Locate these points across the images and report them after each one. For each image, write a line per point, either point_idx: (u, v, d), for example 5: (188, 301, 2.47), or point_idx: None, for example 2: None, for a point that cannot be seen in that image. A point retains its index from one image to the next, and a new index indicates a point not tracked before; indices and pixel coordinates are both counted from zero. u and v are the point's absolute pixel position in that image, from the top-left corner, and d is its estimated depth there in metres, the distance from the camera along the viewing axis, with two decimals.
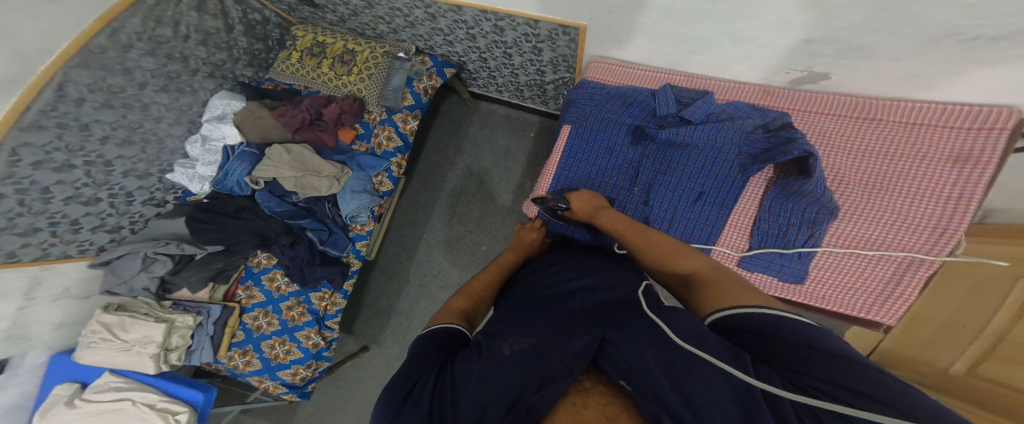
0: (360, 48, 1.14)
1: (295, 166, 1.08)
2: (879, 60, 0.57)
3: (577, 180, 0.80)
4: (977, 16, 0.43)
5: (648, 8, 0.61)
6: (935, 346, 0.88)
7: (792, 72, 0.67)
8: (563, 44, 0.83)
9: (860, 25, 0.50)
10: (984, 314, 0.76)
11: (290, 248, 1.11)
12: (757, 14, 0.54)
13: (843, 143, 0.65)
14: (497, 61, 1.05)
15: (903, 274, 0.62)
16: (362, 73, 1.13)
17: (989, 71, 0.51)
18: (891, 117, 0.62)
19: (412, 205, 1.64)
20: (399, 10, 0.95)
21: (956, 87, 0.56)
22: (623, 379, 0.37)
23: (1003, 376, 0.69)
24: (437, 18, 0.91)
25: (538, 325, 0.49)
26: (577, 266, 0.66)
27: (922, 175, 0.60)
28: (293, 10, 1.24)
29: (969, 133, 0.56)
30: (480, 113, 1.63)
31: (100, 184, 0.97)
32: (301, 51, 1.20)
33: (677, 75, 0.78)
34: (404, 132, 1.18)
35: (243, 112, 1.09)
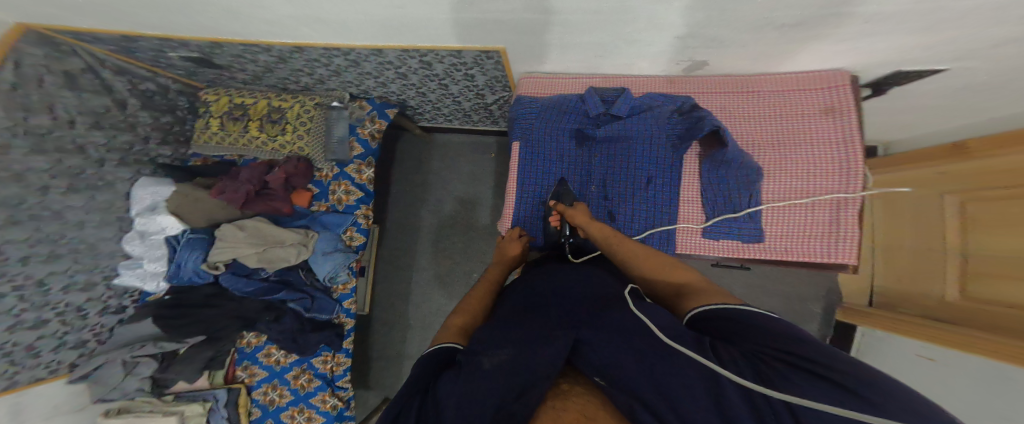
0: (289, 102, 1.08)
1: (254, 241, 1.05)
2: (733, 47, 0.62)
3: (543, 191, 0.81)
4: (775, 9, 0.50)
5: (551, 25, 0.64)
6: (920, 277, 0.91)
7: (680, 63, 0.70)
8: (491, 66, 0.86)
9: (709, 22, 0.54)
10: (955, 235, 0.81)
11: (276, 323, 1.06)
12: (634, 20, 0.57)
13: (743, 114, 0.70)
14: (435, 93, 1.08)
15: (839, 214, 0.64)
16: (298, 130, 1.08)
17: (832, 46, 0.58)
18: (766, 87, 0.70)
19: (395, 248, 1.61)
20: (318, 61, 0.92)
21: (818, 54, 0.61)
22: (599, 376, 0.38)
23: (989, 293, 0.73)
24: (358, 62, 0.91)
25: (514, 334, 0.46)
26: (551, 271, 0.66)
27: (809, 130, 0.67)
28: (192, 74, 1.07)
29: (822, 90, 0.66)
30: (437, 145, 1.64)
31: (41, 306, 0.89)
32: (219, 117, 1.09)
33: (596, 77, 0.82)
34: (362, 182, 1.17)
35: (176, 198, 1.02)
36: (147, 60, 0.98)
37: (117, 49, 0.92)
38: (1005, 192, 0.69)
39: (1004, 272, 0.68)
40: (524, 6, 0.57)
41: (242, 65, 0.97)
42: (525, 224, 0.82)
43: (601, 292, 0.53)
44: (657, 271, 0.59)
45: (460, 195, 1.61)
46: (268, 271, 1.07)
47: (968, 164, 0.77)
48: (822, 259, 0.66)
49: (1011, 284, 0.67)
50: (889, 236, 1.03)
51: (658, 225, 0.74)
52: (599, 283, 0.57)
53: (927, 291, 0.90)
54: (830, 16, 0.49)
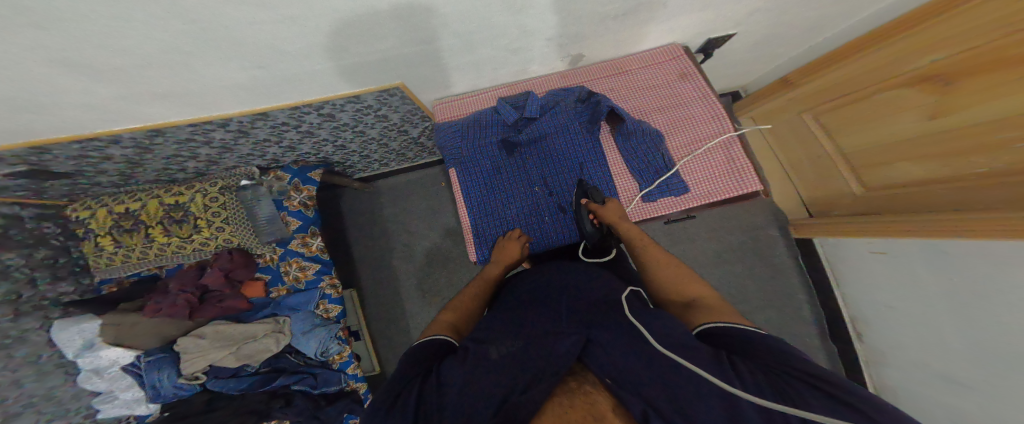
0: (186, 195, 0.97)
1: (221, 345, 1.01)
2: (596, 31, 0.66)
3: (490, 208, 0.77)
4: None
5: (435, 53, 0.64)
6: (826, 180, 1.06)
7: (565, 58, 0.75)
8: (399, 101, 0.83)
9: (563, 15, 0.57)
10: (857, 136, 0.92)
11: (290, 407, 1.03)
12: (504, 32, 0.60)
13: (624, 90, 0.75)
14: (356, 143, 1.07)
15: (730, 152, 0.69)
16: (213, 221, 0.97)
17: (675, 7, 0.63)
18: (632, 66, 0.77)
19: (381, 304, 1.55)
20: (190, 140, 0.82)
21: (673, 16, 0.66)
22: (608, 377, 0.39)
23: (886, 177, 0.89)
24: (249, 131, 0.84)
25: (522, 329, 0.49)
26: (541, 275, 0.64)
27: (679, 90, 0.73)
28: (41, 190, 0.85)
29: (672, 61, 0.76)
30: (383, 191, 1.62)
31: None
32: (108, 234, 0.95)
33: (501, 88, 0.82)
34: (314, 253, 1.13)
35: (109, 330, 0.94)
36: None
37: None
38: (847, 99, 0.91)
39: (890, 157, 0.86)
40: (400, 41, 0.57)
41: (100, 166, 0.85)
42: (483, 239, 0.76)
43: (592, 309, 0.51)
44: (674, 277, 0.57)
45: (423, 232, 1.59)
46: (257, 365, 1.05)
47: (801, 91, 1.01)
48: (733, 192, 0.68)
49: (903, 164, 0.84)
50: (784, 153, 1.18)
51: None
52: (584, 288, 0.57)
53: (836, 191, 1.04)
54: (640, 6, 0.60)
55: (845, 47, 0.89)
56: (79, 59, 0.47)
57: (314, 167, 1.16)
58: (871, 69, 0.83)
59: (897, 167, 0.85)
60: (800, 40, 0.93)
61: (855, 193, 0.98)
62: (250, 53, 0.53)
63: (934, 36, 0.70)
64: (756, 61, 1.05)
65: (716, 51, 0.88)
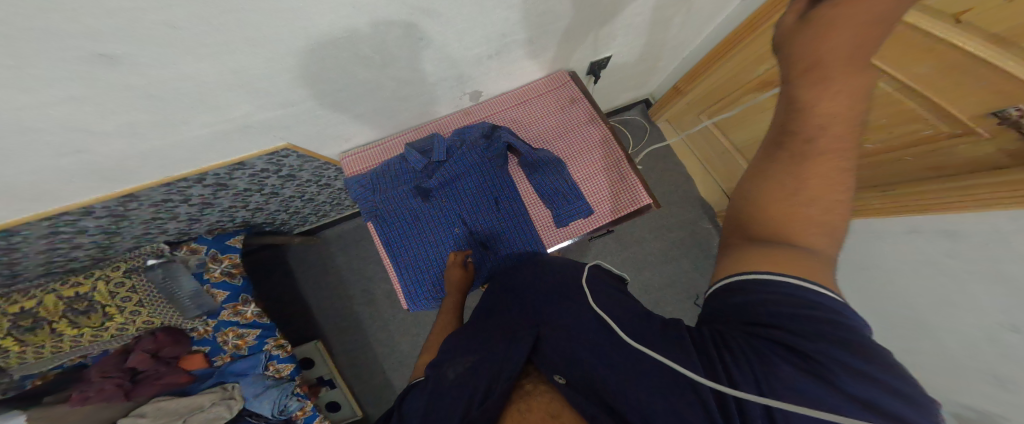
0: (88, 283, 0.92)
1: (168, 420, 0.95)
2: (477, 69, 0.67)
3: (413, 255, 0.79)
4: (459, 37, 0.55)
5: (316, 111, 0.63)
6: (737, 169, 1.17)
7: (463, 97, 0.75)
8: (296, 159, 0.82)
9: (431, 60, 0.59)
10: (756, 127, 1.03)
11: None
12: (380, 85, 0.61)
13: (523, 121, 0.77)
14: (276, 201, 1.06)
15: (620, 170, 0.74)
16: (125, 307, 0.93)
17: (548, 35, 0.65)
18: (531, 95, 0.80)
19: (345, 346, 1.53)
20: (57, 232, 0.78)
21: (553, 42, 0.68)
22: (564, 376, 0.38)
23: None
24: (124, 214, 0.82)
25: (477, 344, 0.49)
26: (487, 301, 0.64)
27: (572, 116, 0.77)
28: None
29: (562, 87, 0.79)
30: (332, 234, 1.59)
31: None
32: (6, 335, 0.84)
33: (407, 133, 0.82)
34: (249, 320, 1.09)
35: (37, 422, 0.82)
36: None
37: None
38: (726, 102, 1.05)
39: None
40: (264, 105, 0.56)
41: None
42: (409, 284, 0.79)
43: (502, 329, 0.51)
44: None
45: (379, 271, 1.57)
46: None
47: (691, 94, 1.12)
48: (631, 207, 0.72)
49: None
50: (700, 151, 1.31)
51: (523, 239, 0.77)
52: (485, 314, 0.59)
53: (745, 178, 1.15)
54: (510, 44, 0.63)
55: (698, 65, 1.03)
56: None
57: (231, 234, 1.14)
58: (730, 78, 0.98)
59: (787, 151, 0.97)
60: (687, 45, 0.99)
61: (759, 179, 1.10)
62: (63, 142, 0.50)
63: (759, 49, 0.83)
64: (661, 67, 1.10)
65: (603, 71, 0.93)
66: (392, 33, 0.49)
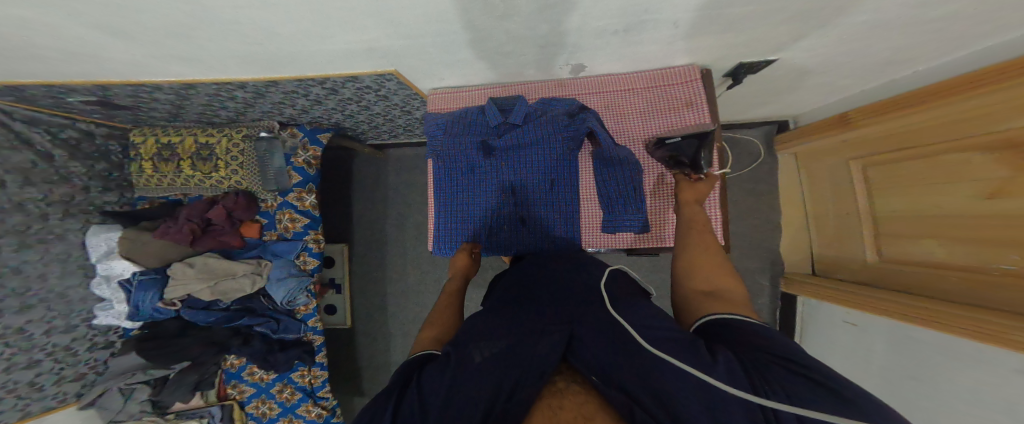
0: (215, 137, 1.14)
1: (204, 277, 1.17)
2: (590, 50, 0.63)
3: (460, 205, 0.81)
4: (595, 18, 0.51)
5: (422, 47, 0.65)
6: (848, 241, 1.04)
7: (564, 67, 0.71)
8: (396, 85, 0.87)
9: (550, 31, 0.56)
10: (884, 202, 0.90)
11: (245, 346, 1.21)
12: (488, 38, 0.60)
13: (621, 112, 0.72)
14: (361, 113, 1.15)
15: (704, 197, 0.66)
16: (230, 165, 1.15)
17: (690, 34, 0.55)
18: (640, 84, 0.71)
19: (366, 265, 1.68)
20: (217, 95, 0.93)
21: (694, 41, 0.57)
22: (593, 374, 0.40)
23: (907, 255, 0.85)
24: (263, 93, 0.94)
25: (505, 326, 0.49)
26: (523, 277, 0.63)
27: (682, 122, 0.69)
28: (113, 117, 1.09)
29: (685, 84, 0.68)
30: (391, 160, 1.67)
31: (30, 348, 1.04)
32: (152, 159, 1.16)
33: (494, 88, 0.83)
34: (305, 208, 1.29)
35: (123, 243, 1.12)
36: (50, 105, 0.96)
37: (19, 100, 0.91)
38: (869, 159, 0.91)
39: (920, 232, 0.80)
40: (382, 32, 0.59)
41: (151, 105, 0.98)
42: (440, 226, 0.83)
43: (517, 296, 0.57)
44: (709, 257, 0.54)
45: (418, 211, 1.64)
46: (228, 301, 1.22)
47: (846, 135, 0.95)
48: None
49: (905, 241, 0.85)
50: (813, 204, 1.17)
51: (563, 228, 0.76)
52: (515, 289, 0.60)
53: (855, 255, 1.01)
54: (648, 21, 0.51)
55: (901, 96, 0.79)
56: (113, 24, 0.55)
57: (324, 130, 1.29)
58: (928, 126, 0.75)
59: (901, 240, 0.86)
60: (821, 87, 0.87)
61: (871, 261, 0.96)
62: (245, 32, 0.58)
63: (970, 110, 0.65)
64: (770, 102, 1.01)
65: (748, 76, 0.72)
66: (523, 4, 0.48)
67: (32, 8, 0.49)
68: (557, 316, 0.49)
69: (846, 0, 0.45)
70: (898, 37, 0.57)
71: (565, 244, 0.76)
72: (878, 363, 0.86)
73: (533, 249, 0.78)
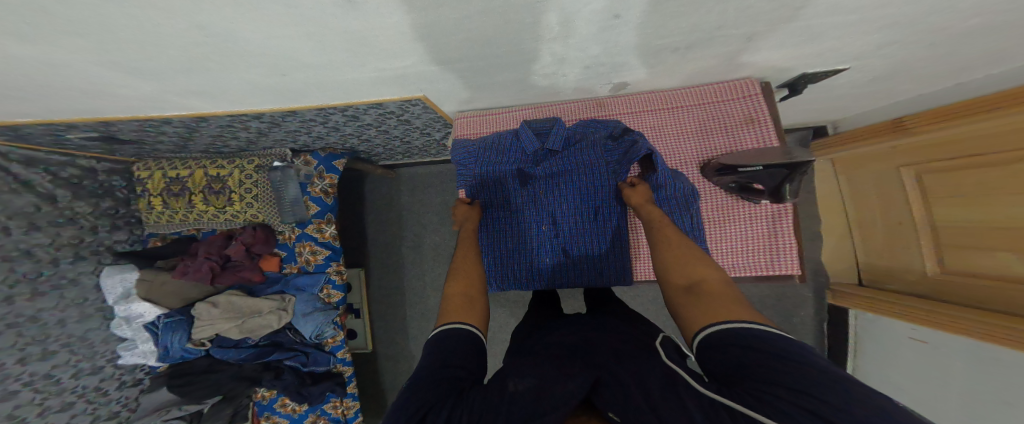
0: (227, 169, 1.14)
1: (230, 315, 1.14)
2: (640, 69, 0.59)
3: (496, 237, 0.77)
4: (661, 36, 0.47)
5: (458, 71, 0.62)
6: (901, 250, 0.97)
7: (604, 87, 0.68)
8: (420, 111, 0.84)
9: (606, 51, 0.52)
10: (941, 210, 0.85)
11: (277, 379, 1.19)
12: (534, 58, 0.56)
13: (671, 132, 0.70)
14: (379, 137, 1.12)
15: (777, 226, 0.64)
16: (246, 196, 1.15)
17: (759, 46, 0.51)
18: (687, 101, 0.69)
19: (384, 289, 1.63)
20: (228, 126, 0.90)
21: (762, 53, 0.53)
22: (613, 412, 0.37)
23: (973, 266, 0.80)
24: (279, 123, 0.91)
25: (542, 365, 0.46)
26: (577, 324, 0.58)
27: (740, 142, 0.67)
28: (114, 151, 1.06)
29: (740, 101, 0.65)
30: (404, 179, 1.63)
31: (60, 391, 1.01)
32: (160, 195, 1.15)
33: (527, 109, 0.80)
34: (326, 239, 1.25)
35: (142, 285, 1.10)
36: (47, 143, 0.92)
37: (19, 139, 0.88)
38: (932, 168, 0.85)
39: (988, 243, 0.74)
40: (413, 60, 0.57)
41: (154, 137, 0.95)
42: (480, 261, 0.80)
43: (579, 341, 0.52)
44: (680, 249, 0.52)
45: (436, 231, 1.60)
46: (255, 338, 1.17)
47: (903, 140, 0.88)
48: (767, 271, 0.65)
49: (967, 252, 0.80)
50: (857, 210, 1.11)
51: (612, 258, 0.73)
52: (581, 328, 0.56)
53: (910, 265, 0.96)
54: (716, 38, 0.47)
55: (969, 100, 0.74)
56: (132, 64, 0.52)
57: (339, 156, 1.26)
58: (998, 133, 0.70)
59: (963, 250, 0.81)
60: (864, 93, 0.81)
61: (931, 273, 0.90)
62: (272, 66, 0.56)
63: None
64: (812, 109, 0.95)
65: (809, 86, 0.68)
66: (584, 24, 0.44)
67: (39, 50, 0.46)
68: (609, 358, 0.45)
69: (962, 6, 0.39)
70: (979, 44, 0.52)
71: (616, 277, 0.73)
72: (959, 383, 0.80)
73: (577, 281, 0.75)
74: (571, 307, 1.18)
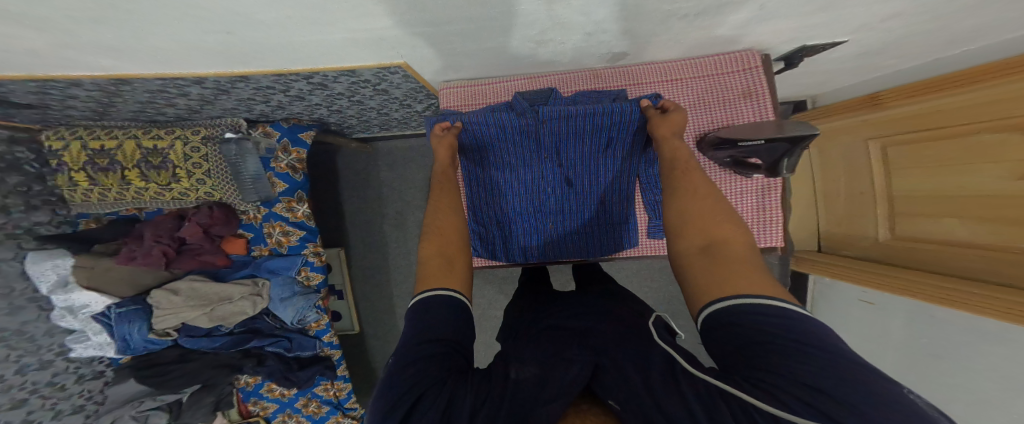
0: (166, 141, 0.98)
1: (196, 304, 1.06)
2: (643, 36, 0.56)
3: (498, 196, 0.76)
4: (671, 2, 0.44)
5: (446, 34, 0.56)
6: (857, 219, 1.06)
7: (601, 56, 0.64)
8: (401, 79, 0.76)
9: (612, 16, 0.48)
10: (897, 180, 0.92)
11: (261, 366, 1.15)
12: (531, 22, 0.51)
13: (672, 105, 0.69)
14: (350, 108, 1.02)
15: (764, 200, 0.68)
16: (193, 173, 1.01)
17: (764, 16, 0.49)
18: (687, 74, 0.67)
19: (366, 269, 1.58)
20: (161, 91, 0.78)
21: (769, 22, 0.51)
22: (613, 400, 0.38)
23: (918, 231, 0.88)
24: (227, 89, 0.80)
25: (538, 352, 0.46)
26: (569, 303, 0.60)
27: (738, 115, 0.67)
28: (14, 116, 0.88)
29: (741, 73, 0.65)
30: (381, 154, 1.53)
31: (5, 389, 0.94)
32: (82, 170, 0.98)
33: (519, 80, 0.75)
34: (298, 220, 1.17)
35: (81, 272, 0.98)
36: None
37: None
38: (901, 135, 0.88)
39: (937, 210, 0.82)
40: (389, 21, 0.50)
41: (71, 102, 0.80)
42: (481, 221, 0.79)
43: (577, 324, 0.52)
44: (699, 207, 0.48)
45: (418, 206, 1.54)
46: (229, 326, 1.12)
47: (884, 115, 0.91)
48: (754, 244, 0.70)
49: (917, 221, 0.87)
50: (823, 182, 1.18)
51: (615, 205, 0.75)
52: (578, 310, 0.57)
53: (865, 232, 1.04)
54: (728, 5, 0.45)
55: (950, 75, 0.77)
56: (13, 9, 0.41)
57: (305, 127, 1.14)
58: (963, 107, 0.73)
59: (909, 218, 0.89)
60: (844, 66, 0.83)
61: (883, 238, 0.98)
62: (211, 21, 0.47)
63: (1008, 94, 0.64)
64: (796, 83, 0.97)
65: (805, 59, 0.69)
66: None
67: None
68: (603, 342, 0.46)
69: None
70: (963, 21, 0.54)
71: (598, 244, 0.78)
72: (896, 340, 0.91)
73: (583, 230, 0.77)
74: (559, 282, 1.20)
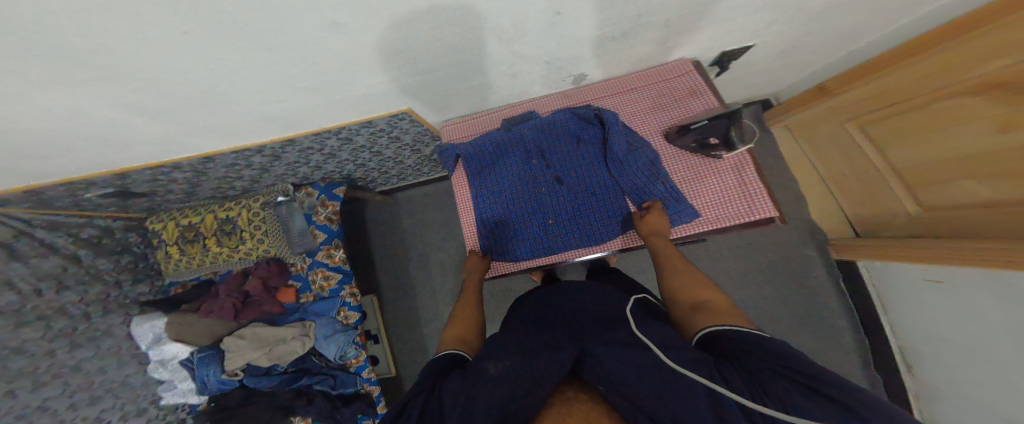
0: (235, 211, 1.21)
1: (257, 345, 1.19)
2: (596, 57, 0.64)
3: (499, 205, 0.79)
4: (608, 24, 0.53)
5: (434, 82, 0.68)
6: (881, 196, 1.01)
7: (567, 79, 0.72)
8: (408, 124, 0.89)
9: (561, 44, 0.57)
10: (914, 150, 0.87)
11: (311, 405, 1.22)
12: (498, 62, 0.62)
13: (631, 110, 0.76)
14: (369, 161, 1.18)
15: (742, 173, 0.67)
16: (255, 233, 1.21)
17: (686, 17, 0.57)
18: (639, 83, 0.77)
19: (396, 307, 1.67)
20: (235, 164, 0.97)
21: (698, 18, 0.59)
22: (600, 384, 0.40)
23: (953, 197, 0.82)
24: (280, 155, 0.98)
25: (529, 344, 0.48)
26: (556, 293, 0.62)
27: (689, 110, 0.72)
28: (128, 206, 1.14)
29: (682, 77, 0.74)
30: (401, 200, 1.70)
31: None
32: (175, 243, 1.22)
33: (503, 110, 0.85)
34: (336, 264, 1.30)
35: (172, 327, 1.17)
36: (70, 205, 1.01)
37: (38, 203, 0.94)
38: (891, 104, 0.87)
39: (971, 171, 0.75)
40: (389, 78, 0.62)
41: (167, 185, 1.03)
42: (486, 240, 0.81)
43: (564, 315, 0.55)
44: (690, 278, 0.57)
45: (439, 241, 1.65)
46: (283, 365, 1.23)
47: (866, 89, 0.90)
48: (745, 216, 0.67)
49: (957, 184, 0.80)
50: (828, 168, 1.16)
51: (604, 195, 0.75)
52: (573, 303, 0.58)
53: (894, 208, 0.98)
54: (647, 22, 0.56)
55: (927, 36, 0.77)
56: (147, 105, 0.58)
57: (338, 184, 1.32)
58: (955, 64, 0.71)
59: (944, 184, 0.83)
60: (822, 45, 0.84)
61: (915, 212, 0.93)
62: (272, 93, 0.61)
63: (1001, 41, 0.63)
64: (776, 68, 0.98)
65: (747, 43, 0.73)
66: (535, 22, 0.50)
67: (78, 102, 0.53)
68: (578, 333, 0.47)
69: None
70: None
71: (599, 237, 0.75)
72: (980, 321, 0.79)
73: (583, 227, 0.76)
74: None
